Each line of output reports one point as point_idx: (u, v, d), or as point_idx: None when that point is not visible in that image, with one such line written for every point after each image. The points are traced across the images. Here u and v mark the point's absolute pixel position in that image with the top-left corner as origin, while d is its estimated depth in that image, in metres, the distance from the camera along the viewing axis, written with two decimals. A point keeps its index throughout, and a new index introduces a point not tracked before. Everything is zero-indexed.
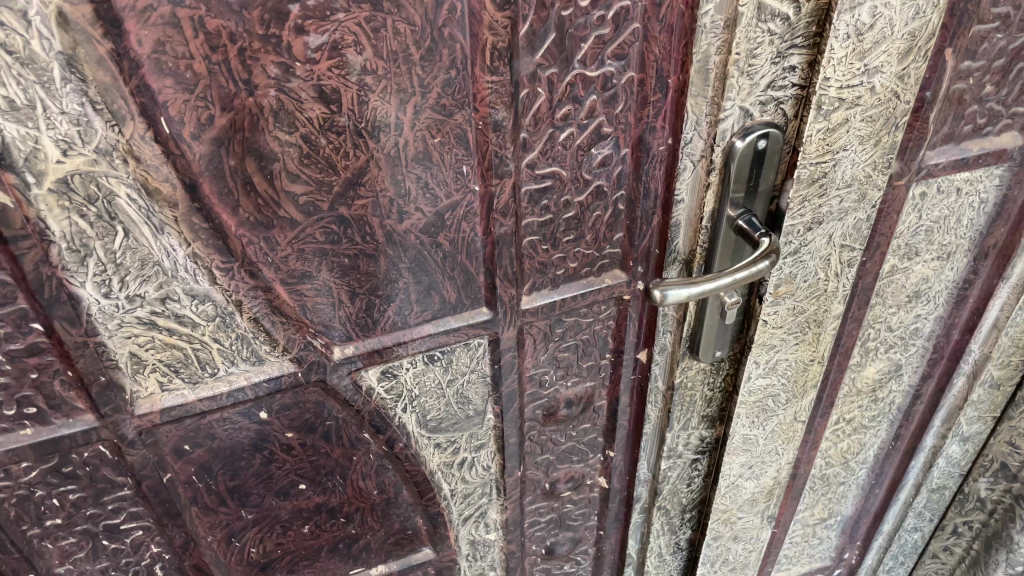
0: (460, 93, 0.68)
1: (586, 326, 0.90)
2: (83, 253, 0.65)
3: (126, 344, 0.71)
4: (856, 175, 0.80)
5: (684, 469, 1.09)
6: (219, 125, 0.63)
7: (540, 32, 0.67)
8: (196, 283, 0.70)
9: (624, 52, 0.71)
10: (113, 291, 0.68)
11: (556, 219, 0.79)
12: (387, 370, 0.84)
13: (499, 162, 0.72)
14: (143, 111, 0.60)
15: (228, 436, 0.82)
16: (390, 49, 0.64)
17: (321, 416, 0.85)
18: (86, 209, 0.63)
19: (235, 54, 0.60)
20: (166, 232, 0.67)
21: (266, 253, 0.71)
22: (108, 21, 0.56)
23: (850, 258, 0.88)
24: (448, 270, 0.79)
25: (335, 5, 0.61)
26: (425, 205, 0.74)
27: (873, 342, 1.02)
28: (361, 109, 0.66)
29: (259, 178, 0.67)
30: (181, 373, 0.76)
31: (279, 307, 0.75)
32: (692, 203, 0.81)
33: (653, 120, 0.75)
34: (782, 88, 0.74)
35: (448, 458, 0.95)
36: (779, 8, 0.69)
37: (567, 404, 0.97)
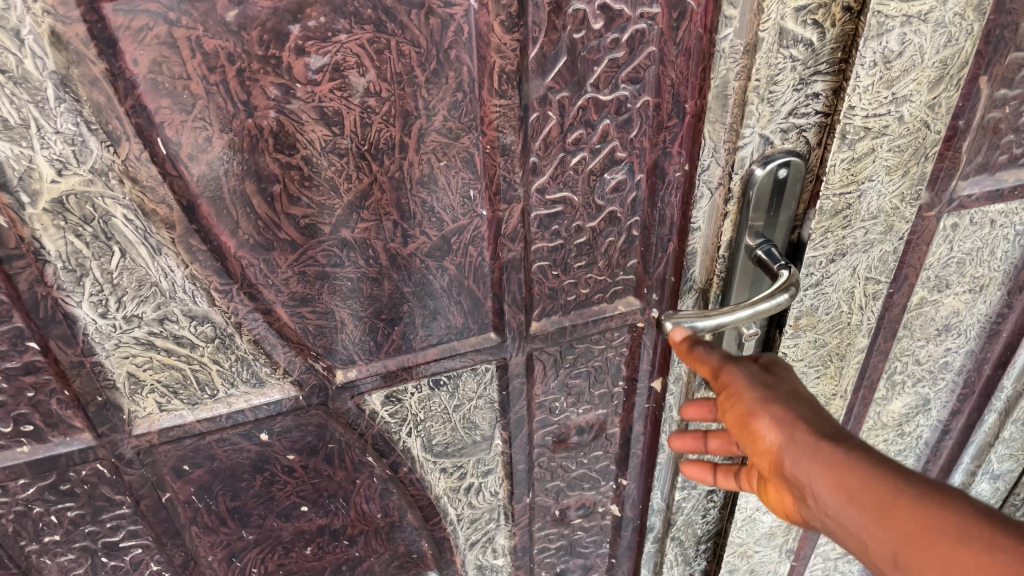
0: (467, 116, 0.66)
1: (598, 353, 0.88)
2: (79, 273, 0.64)
3: (123, 364, 0.70)
4: (883, 206, 0.77)
5: (700, 501, 1.06)
6: (217, 146, 0.61)
7: (551, 55, 0.64)
8: (195, 304, 0.69)
9: (639, 76, 0.68)
10: (110, 311, 0.67)
11: (567, 244, 0.77)
12: (390, 395, 0.82)
13: (507, 187, 0.70)
14: (139, 132, 0.59)
15: (228, 456, 0.81)
16: (395, 71, 0.62)
17: (323, 438, 0.83)
18: (82, 229, 0.62)
19: (234, 75, 0.59)
20: (164, 253, 0.65)
21: (266, 275, 0.69)
22: (102, 41, 0.54)
23: (875, 291, 0.84)
24: (454, 294, 0.77)
25: (337, 26, 0.59)
26: (431, 228, 0.72)
27: (899, 376, 0.97)
28: (364, 131, 0.64)
29: (259, 201, 0.65)
30: (180, 395, 0.74)
31: (279, 330, 0.73)
32: (710, 230, 0.78)
33: (669, 145, 0.72)
34: (806, 115, 0.71)
35: (455, 483, 0.93)
36: (802, 34, 0.66)
37: (578, 431, 0.95)
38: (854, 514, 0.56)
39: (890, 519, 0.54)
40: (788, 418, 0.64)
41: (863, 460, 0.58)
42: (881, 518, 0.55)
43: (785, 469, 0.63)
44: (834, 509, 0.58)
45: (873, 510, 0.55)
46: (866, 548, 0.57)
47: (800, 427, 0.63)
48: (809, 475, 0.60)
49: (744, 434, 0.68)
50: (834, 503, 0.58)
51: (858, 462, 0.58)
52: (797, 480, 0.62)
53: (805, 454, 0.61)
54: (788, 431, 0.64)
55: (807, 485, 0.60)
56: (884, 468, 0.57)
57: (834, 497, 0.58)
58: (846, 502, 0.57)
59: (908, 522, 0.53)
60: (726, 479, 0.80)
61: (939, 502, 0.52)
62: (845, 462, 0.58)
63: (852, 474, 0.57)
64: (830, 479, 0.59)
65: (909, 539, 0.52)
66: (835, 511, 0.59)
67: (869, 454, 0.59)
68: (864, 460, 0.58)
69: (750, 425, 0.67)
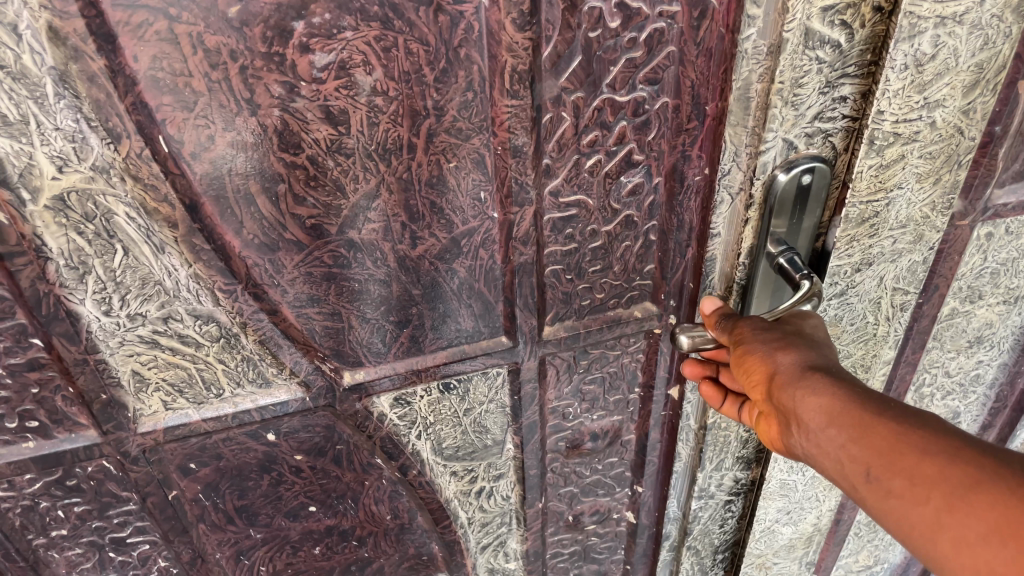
0: (478, 116, 0.64)
1: (613, 359, 0.86)
2: (82, 271, 0.63)
3: (128, 362, 0.69)
4: (913, 215, 0.73)
5: (717, 510, 1.01)
6: (220, 145, 0.60)
7: (565, 54, 0.62)
8: (199, 303, 0.68)
9: (657, 76, 0.66)
10: (114, 309, 0.66)
11: (581, 248, 0.75)
12: (399, 397, 0.81)
13: (519, 190, 0.68)
14: (141, 129, 0.57)
15: (235, 455, 0.80)
16: (403, 70, 0.60)
17: (331, 439, 0.82)
18: (84, 226, 0.61)
19: (237, 72, 0.57)
20: (167, 252, 0.64)
21: (272, 275, 0.68)
22: (101, 36, 0.53)
23: (903, 302, 0.80)
24: (465, 298, 0.75)
25: (343, 23, 0.57)
26: (441, 230, 0.70)
27: (928, 388, 0.93)
28: (371, 130, 0.63)
29: (263, 201, 0.64)
30: (185, 394, 0.73)
31: (285, 330, 0.72)
32: (730, 237, 0.75)
33: (689, 148, 0.70)
34: (832, 120, 0.68)
35: (465, 487, 0.91)
36: (829, 34, 0.62)
37: (592, 437, 0.93)
38: (830, 435, 0.55)
39: (866, 441, 0.52)
40: (782, 348, 0.62)
41: (847, 388, 0.56)
42: (857, 438, 0.53)
43: (772, 394, 0.61)
44: (813, 434, 0.56)
45: (851, 430, 0.53)
46: (841, 472, 0.55)
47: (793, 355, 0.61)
48: (792, 398, 0.58)
49: (737, 372, 0.66)
50: (814, 425, 0.56)
51: (842, 388, 0.56)
52: (783, 407, 0.60)
53: (792, 379, 0.59)
54: (779, 358, 0.62)
55: (791, 408, 0.58)
56: (868, 396, 0.55)
57: (813, 419, 0.56)
58: (824, 425, 0.55)
59: (883, 441, 0.51)
60: (731, 407, 0.76)
61: (916, 423, 0.50)
62: (829, 388, 0.56)
63: (831, 397, 0.55)
64: (812, 403, 0.57)
65: (881, 457, 0.50)
66: (813, 435, 0.56)
67: (853, 384, 0.57)
68: (849, 387, 0.56)
69: (742, 360, 0.65)
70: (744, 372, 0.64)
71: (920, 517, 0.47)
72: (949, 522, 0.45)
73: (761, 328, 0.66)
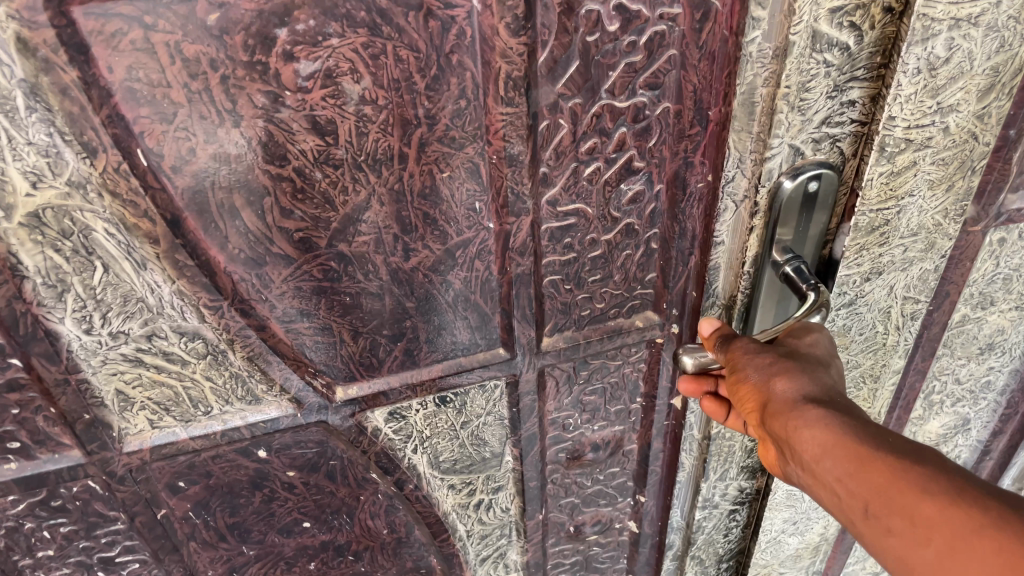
0: (472, 125, 0.62)
1: (614, 369, 0.83)
2: (60, 289, 0.60)
3: (111, 381, 0.67)
4: (924, 223, 0.70)
5: (721, 520, 0.99)
6: (202, 158, 0.57)
7: (562, 59, 0.60)
8: (184, 320, 0.65)
9: (658, 81, 0.63)
10: (95, 327, 0.63)
11: (580, 257, 0.72)
12: (394, 411, 0.78)
13: (515, 200, 0.66)
14: (118, 143, 0.55)
15: (225, 472, 0.77)
16: (392, 77, 0.58)
17: (324, 455, 0.79)
18: (61, 243, 0.58)
19: (218, 82, 0.54)
20: (149, 268, 0.61)
21: (260, 290, 0.66)
22: (73, 47, 0.50)
23: (913, 311, 0.77)
24: (460, 310, 0.73)
25: (328, 29, 0.54)
26: (435, 241, 0.68)
27: (937, 396, 0.91)
28: (360, 141, 0.60)
29: (249, 214, 0.61)
30: (172, 412, 0.71)
31: (274, 347, 0.69)
32: (734, 245, 0.72)
33: (691, 154, 0.67)
34: (839, 124, 0.65)
35: (463, 499, 0.89)
36: (837, 37, 0.59)
37: (593, 448, 0.90)
38: (826, 467, 0.54)
39: (863, 475, 0.51)
40: (773, 369, 0.61)
41: (840, 417, 0.55)
42: (854, 471, 0.52)
43: (764, 422, 0.60)
44: (807, 464, 0.56)
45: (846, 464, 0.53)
46: (838, 502, 0.54)
47: (784, 376, 0.60)
48: (784, 427, 0.57)
49: (728, 392, 0.65)
50: (808, 454, 0.55)
51: (835, 417, 0.55)
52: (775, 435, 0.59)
53: (784, 405, 0.58)
54: (770, 381, 0.60)
55: (784, 438, 0.57)
56: (863, 426, 0.54)
57: (807, 448, 0.55)
58: (818, 455, 0.55)
59: (880, 477, 0.50)
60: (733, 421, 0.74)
61: (914, 459, 0.50)
62: (822, 417, 0.55)
63: (825, 427, 0.55)
64: (805, 431, 0.56)
65: (880, 494, 0.50)
66: (807, 464, 0.56)
67: (846, 411, 0.56)
68: (842, 416, 0.55)
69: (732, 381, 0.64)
70: (734, 393, 0.63)
71: (923, 558, 0.47)
72: (954, 566, 0.45)
73: (751, 345, 0.65)
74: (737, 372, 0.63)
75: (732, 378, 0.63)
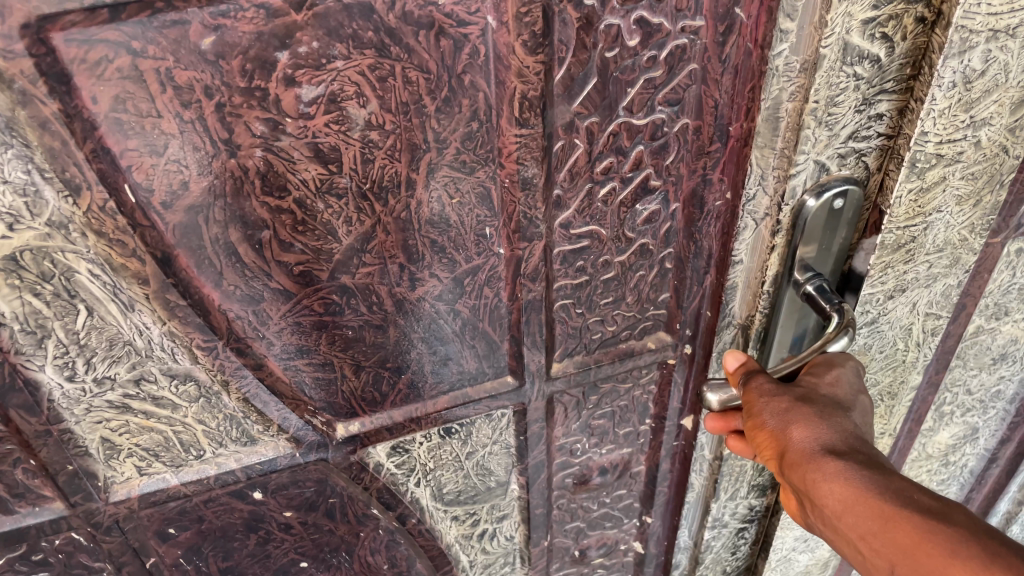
0: (484, 147, 0.58)
1: (625, 392, 0.80)
2: (40, 334, 0.55)
3: (97, 429, 0.62)
4: (950, 238, 0.67)
5: (730, 538, 0.96)
6: (196, 192, 0.53)
7: (579, 76, 0.56)
8: (175, 362, 0.60)
9: (678, 96, 0.60)
10: (78, 374, 0.58)
11: (593, 280, 0.69)
12: (397, 445, 0.74)
13: (528, 224, 0.62)
14: (103, 178, 0.50)
15: (218, 516, 0.72)
16: (400, 100, 0.53)
17: (323, 493, 0.74)
18: (40, 287, 0.53)
19: (213, 110, 0.50)
20: (137, 309, 0.56)
21: (257, 327, 0.61)
22: (53, 77, 0.45)
23: (934, 327, 0.75)
24: (467, 339, 0.69)
25: (333, 51, 0.50)
26: (442, 270, 0.64)
27: (948, 407, 0.89)
28: (366, 168, 0.56)
29: (245, 249, 0.57)
30: (162, 457, 0.66)
31: (272, 386, 0.65)
32: (752, 264, 0.69)
33: (710, 171, 0.64)
34: (866, 139, 0.62)
35: (467, 530, 0.85)
36: (868, 49, 0.56)
37: (600, 472, 0.87)
38: (850, 523, 0.55)
39: (888, 533, 0.52)
40: (790, 414, 0.61)
41: (861, 470, 0.56)
42: (879, 530, 0.53)
43: (785, 471, 0.60)
44: (831, 518, 0.56)
45: (871, 521, 0.53)
46: (864, 558, 0.55)
47: (801, 423, 0.60)
48: (805, 480, 0.58)
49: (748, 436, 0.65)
50: (831, 509, 0.56)
51: (857, 471, 0.56)
52: (797, 485, 0.60)
53: (804, 456, 0.59)
54: (788, 429, 0.61)
55: (807, 490, 0.58)
56: (886, 481, 0.54)
57: (830, 502, 0.56)
58: (841, 512, 0.55)
59: (907, 538, 0.51)
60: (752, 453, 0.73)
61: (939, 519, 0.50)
62: (843, 470, 0.56)
63: (846, 482, 0.55)
64: (827, 485, 0.56)
65: (907, 554, 0.51)
66: (831, 519, 0.57)
67: (867, 463, 0.56)
68: (863, 468, 0.56)
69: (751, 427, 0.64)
70: (753, 437, 0.63)
71: None
72: None
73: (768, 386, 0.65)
74: (753, 416, 0.63)
75: (750, 423, 0.63)
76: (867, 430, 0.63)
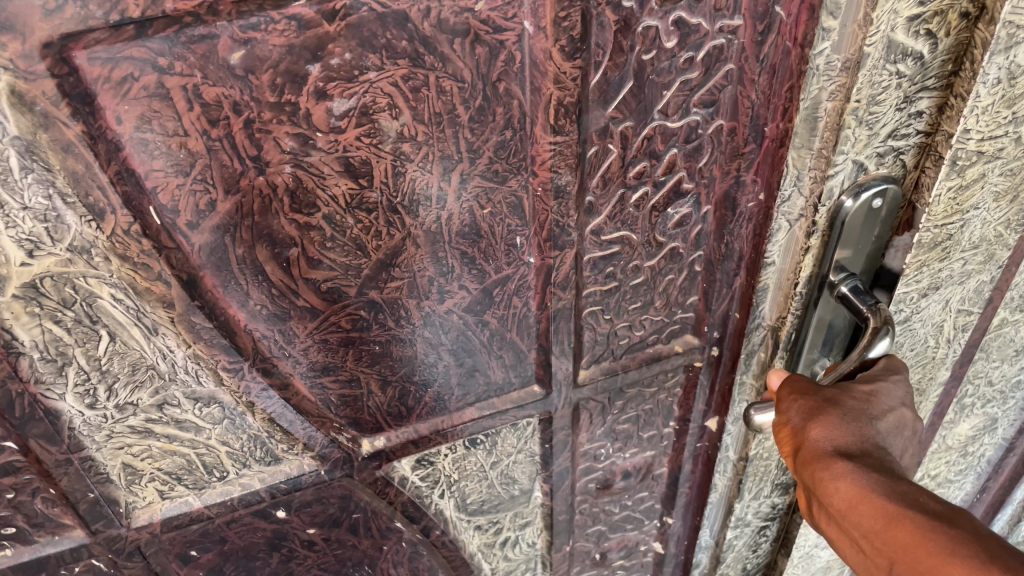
0: (517, 156, 0.56)
1: (650, 396, 0.79)
2: (60, 362, 0.52)
3: (118, 456, 0.59)
4: (986, 235, 0.68)
5: (752, 537, 0.96)
6: (222, 211, 0.50)
7: (615, 81, 0.54)
8: (199, 385, 0.58)
9: (713, 97, 0.58)
10: (99, 401, 0.55)
11: (622, 285, 0.67)
12: (422, 458, 0.72)
13: (560, 232, 0.60)
14: (128, 201, 0.47)
15: (241, 536, 0.69)
16: (433, 111, 0.52)
17: (347, 509, 0.72)
18: (61, 314, 0.50)
19: (241, 127, 0.48)
20: (161, 333, 0.54)
21: (283, 346, 0.59)
22: (76, 98, 0.43)
23: (965, 323, 0.76)
24: (495, 349, 0.67)
25: (366, 62, 0.48)
26: (471, 281, 0.62)
27: (970, 399, 0.88)
28: (397, 181, 0.54)
29: (272, 267, 0.55)
30: (184, 481, 0.63)
31: (297, 405, 0.63)
32: (785, 265, 0.68)
33: (743, 173, 0.63)
34: (905, 137, 0.61)
35: (490, 538, 0.82)
36: (911, 46, 0.55)
37: (623, 475, 0.85)
38: (852, 521, 0.54)
39: (889, 532, 0.51)
40: (809, 414, 0.61)
41: (871, 473, 0.55)
42: (880, 528, 0.52)
43: (797, 470, 0.60)
44: (835, 517, 0.56)
45: (871, 519, 0.52)
46: (864, 559, 0.54)
47: (820, 422, 0.59)
48: (814, 477, 0.57)
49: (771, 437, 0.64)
50: (836, 508, 0.55)
51: (866, 472, 0.55)
52: (807, 484, 0.59)
53: (816, 454, 0.58)
54: (806, 428, 0.60)
55: (815, 488, 0.57)
56: (894, 484, 0.53)
57: (835, 501, 0.55)
58: (845, 510, 0.54)
59: (907, 537, 0.50)
60: None
61: (942, 520, 0.49)
62: (852, 470, 0.55)
63: (853, 481, 0.54)
64: (835, 483, 0.56)
65: (906, 553, 0.50)
66: (836, 518, 0.56)
67: (879, 467, 0.55)
68: (874, 472, 0.55)
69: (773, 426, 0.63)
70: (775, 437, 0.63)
71: None
72: None
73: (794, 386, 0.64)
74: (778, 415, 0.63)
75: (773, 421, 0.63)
76: (895, 442, 0.62)
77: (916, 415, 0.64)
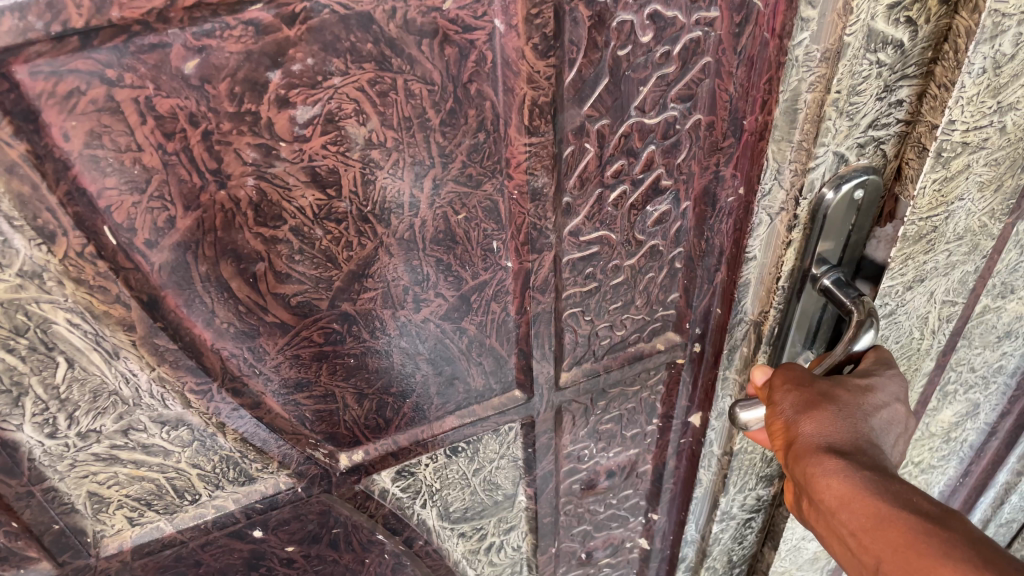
0: (491, 159, 0.54)
1: (632, 395, 0.77)
2: (16, 392, 0.49)
3: (82, 485, 0.55)
4: (969, 225, 0.67)
5: (738, 529, 0.95)
6: (182, 228, 0.48)
7: (590, 78, 0.52)
8: (166, 408, 0.55)
9: (691, 92, 0.56)
10: (60, 430, 0.52)
11: (602, 285, 0.65)
12: (402, 469, 0.69)
13: (538, 236, 0.58)
14: (80, 222, 0.44)
15: (216, 558, 0.65)
16: (402, 116, 0.49)
17: (325, 525, 0.68)
18: (14, 342, 0.47)
19: (199, 139, 0.45)
20: (122, 356, 0.51)
21: (253, 364, 0.56)
22: (18, 114, 0.40)
23: (949, 313, 0.75)
24: (474, 356, 0.65)
25: (330, 67, 0.45)
26: (447, 288, 0.60)
27: (952, 386, 0.87)
28: (366, 190, 0.51)
29: (239, 283, 0.52)
30: (154, 506, 0.60)
31: (271, 424, 0.60)
32: (766, 260, 0.67)
33: (722, 168, 0.61)
34: (885, 126, 0.60)
35: (474, 545, 0.80)
36: (892, 34, 0.54)
37: (607, 475, 0.84)
38: (842, 518, 0.52)
39: (881, 533, 0.50)
40: (801, 407, 0.59)
41: (863, 469, 0.54)
42: (871, 527, 0.50)
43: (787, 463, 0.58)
44: (825, 513, 0.54)
45: (862, 517, 0.51)
46: (852, 557, 0.53)
47: (813, 416, 0.58)
48: (804, 472, 0.56)
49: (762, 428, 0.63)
50: (826, 504, 0.54)
51: (858, 470, 0.53)
52: (796, 477, 0.57)
53: (808, 449, 0.56)
54: (798, 422, 0.58)
55: (805, 482, 0.56)
56: (887, 482, 0.52)
57: (826, 497, 0.54)
58: (836, 507, 0.53)
59: (901, 539, 0.48)
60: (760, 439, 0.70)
61: (936, 524, 0.48)
62: (845, 467, 0.54)
63: (845, 478, 0.53)
64: (825, 479, 0.54)
65: (898, 553, 0.49)
66: (825, 514, 0.54)
67: (871, 465, 0.54)
68: (866, 469, 0.54)
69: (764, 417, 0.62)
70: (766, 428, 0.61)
71: None
72: None
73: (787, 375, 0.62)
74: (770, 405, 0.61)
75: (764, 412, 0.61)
76: (886, 436, 0.60)
77: (909, 410, 0.62)
